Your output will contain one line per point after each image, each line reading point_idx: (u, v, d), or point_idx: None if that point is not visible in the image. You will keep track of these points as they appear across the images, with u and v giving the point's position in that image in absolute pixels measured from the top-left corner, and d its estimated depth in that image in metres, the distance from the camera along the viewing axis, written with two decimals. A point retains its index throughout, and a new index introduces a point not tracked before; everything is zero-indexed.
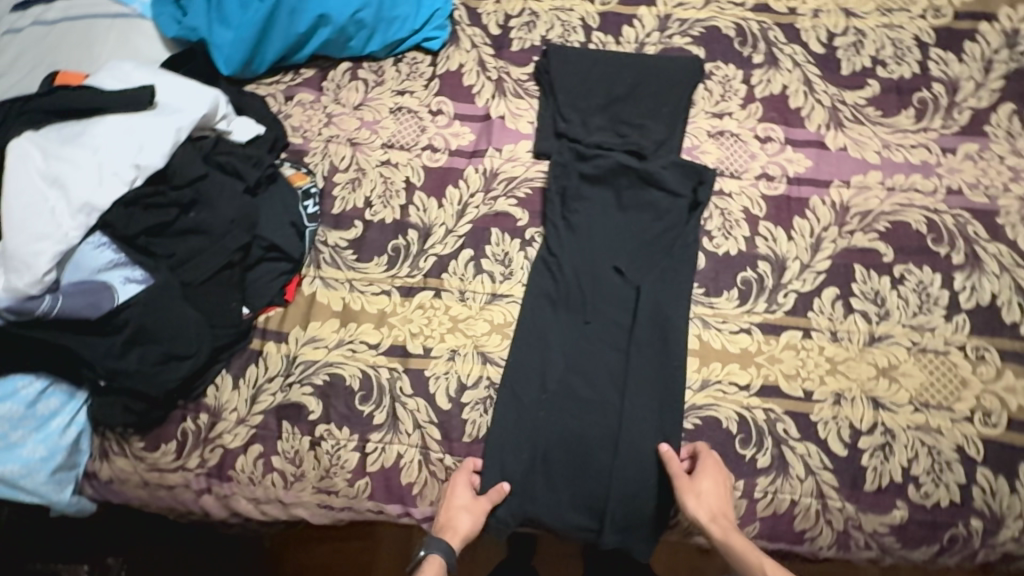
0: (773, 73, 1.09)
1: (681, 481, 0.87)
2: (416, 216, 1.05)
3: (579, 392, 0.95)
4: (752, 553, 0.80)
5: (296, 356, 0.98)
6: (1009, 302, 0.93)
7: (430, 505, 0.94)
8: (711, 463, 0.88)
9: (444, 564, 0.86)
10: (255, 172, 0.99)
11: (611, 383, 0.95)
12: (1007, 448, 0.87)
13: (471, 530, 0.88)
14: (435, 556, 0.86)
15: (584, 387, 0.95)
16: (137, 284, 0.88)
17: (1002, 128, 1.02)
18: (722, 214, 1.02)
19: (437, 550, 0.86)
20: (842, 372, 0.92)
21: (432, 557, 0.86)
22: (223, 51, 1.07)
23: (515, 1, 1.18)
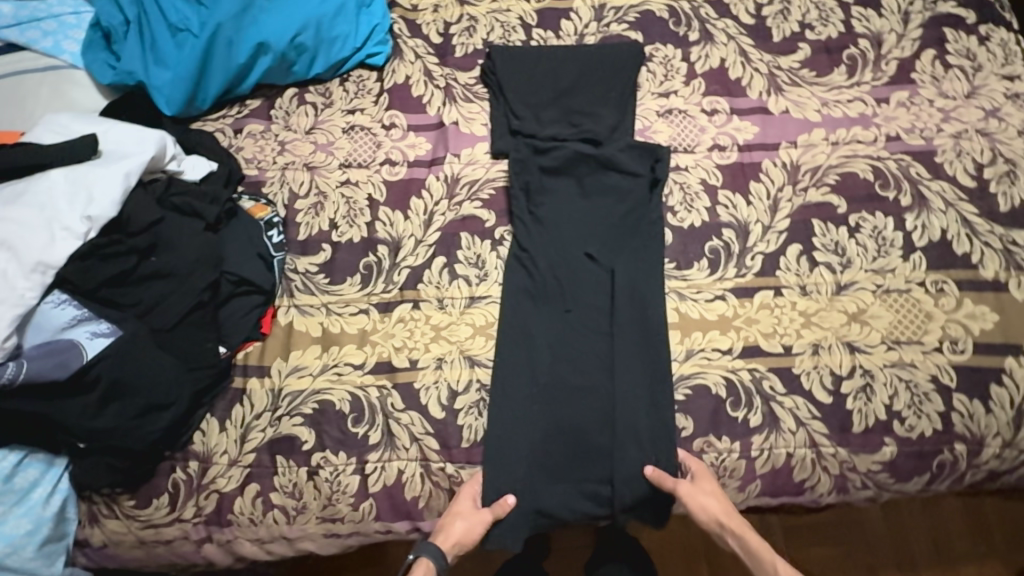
0: (710, 48, 1.13)
1: (686, 487, 0.89)
2: (384, 231, 1.05)
3: (570, 381, 0.96)
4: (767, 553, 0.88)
5: (281, 389, 0.97)
6: (958, 234, 0.98)
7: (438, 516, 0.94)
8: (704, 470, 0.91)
9: (433, 567, 0.87)
10: (214, 209, 0.97)
11: (600, 368, 0.96)
12: (978, 372, 0.92)
13: (464, 536, 0.88)
14: (424, 558, 0.87)
15: (574, 375, 0.96)
16: (104, 338, 0.85)
17: (927, 73, 1.08)
18: (682, 188, 1.05)
19: (427, 553, 0.87)
20: (816, 323, 0.96)
21: (421, 560, 0.87)
22: (164, 92, 1.05)
23: (452, 8, 1.19)
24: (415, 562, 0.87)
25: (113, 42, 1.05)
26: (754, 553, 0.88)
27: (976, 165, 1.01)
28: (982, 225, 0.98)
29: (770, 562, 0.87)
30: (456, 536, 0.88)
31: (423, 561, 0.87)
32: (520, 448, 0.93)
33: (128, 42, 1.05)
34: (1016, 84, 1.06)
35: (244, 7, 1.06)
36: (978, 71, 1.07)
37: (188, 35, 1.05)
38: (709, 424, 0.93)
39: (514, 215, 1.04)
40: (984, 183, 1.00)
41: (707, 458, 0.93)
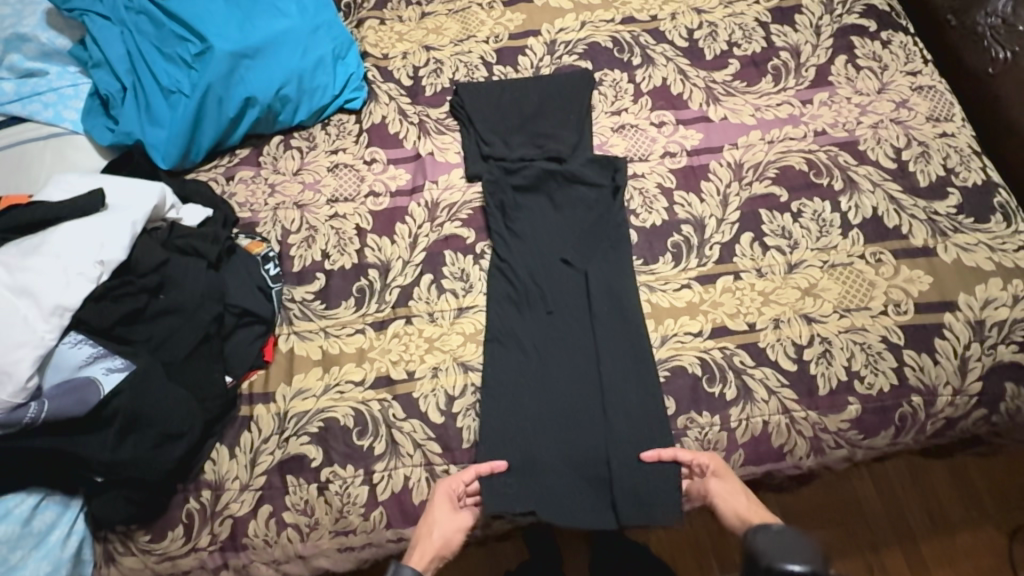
0: (652, 70, 1.27)
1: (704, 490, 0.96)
2: (373, 256, 1.14)
3: (560, 377, 1.03)
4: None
5: (287, 411, 1.02)
6: (888, 210, 1.10)
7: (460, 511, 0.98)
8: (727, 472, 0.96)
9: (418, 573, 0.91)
10: (215, 248, 1.04)
11: (587, 362, 1.04)
12: (922, 329, 1.01)
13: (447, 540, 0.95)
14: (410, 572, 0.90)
15: (563, 372, 1.04)
16: (119, 372, 0.90)
17: (842, 75, 1.22)
18: (641, 192, 1.16)
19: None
20: (775, 300, 1.05)
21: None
22: (160, 148, 1.14)
23: (419, 54, 1.32)
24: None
25: (111, 108, 1.14)
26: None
27: (894, 149, 1.15)
28: (907, 201, 1.10)
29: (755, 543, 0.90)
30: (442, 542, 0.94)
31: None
32: (520, 443, 1.00)
33: (125, 106, 1.14)
34: (919, 78, 1.21)
35: (232, 67, 1.15)
36: (885, 69, 1.22)
37: (180, 96, 1.14)
38: (691, 402, 1.01)
39: (492, 230, 1.13)
40: (903, 163, 1.14)
41: (691, 435, 1.00)
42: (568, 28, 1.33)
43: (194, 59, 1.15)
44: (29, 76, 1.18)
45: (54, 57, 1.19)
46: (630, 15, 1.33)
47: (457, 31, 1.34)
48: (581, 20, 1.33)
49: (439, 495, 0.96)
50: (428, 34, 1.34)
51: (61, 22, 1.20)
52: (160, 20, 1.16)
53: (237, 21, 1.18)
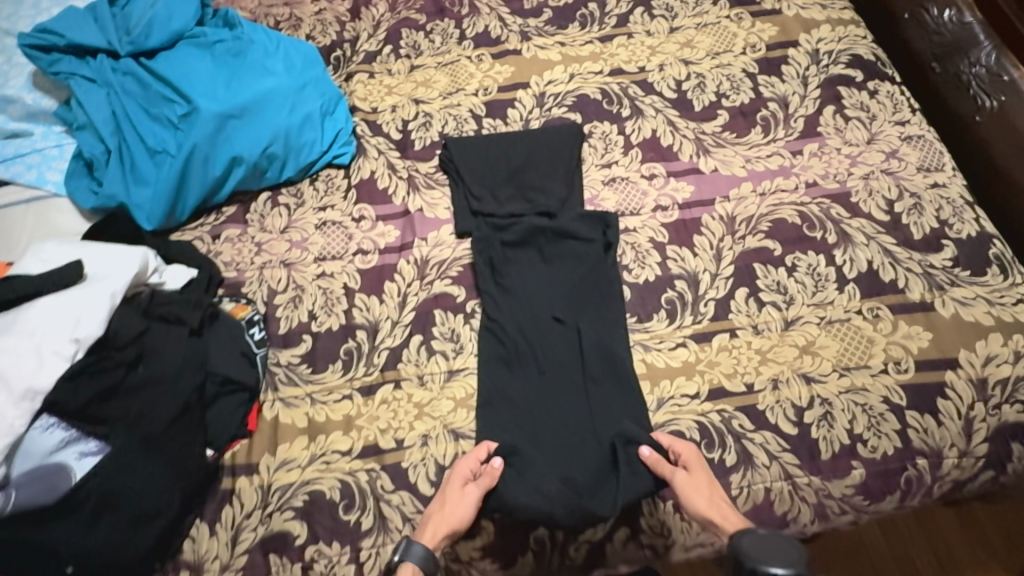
0: (641, 121, 1.27)
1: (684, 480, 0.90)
2: (361, 316, 1.11)
3: (555, 441, 0.99)
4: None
5: (271, 484, 0.98)
6: (883, 264, 1.08)
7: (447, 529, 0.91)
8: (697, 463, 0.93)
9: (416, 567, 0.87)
10: (197, 313, 1.01)
11: (582, 424, 0.99)
12: (924, 388, 0.99)
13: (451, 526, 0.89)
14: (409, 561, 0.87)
15: (558, 435, 0.99)
16: (92, 456, 0.87)
17: (831, 126, 1.22)
18: (633, 247, 1.14)
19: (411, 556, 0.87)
20: (772, 359, 1.03)
21: (407, 562, 0.87)
22: (144, 208, 1.12)
23: (408, 107, 1.32)
24: (399, 565, 0.87)
25: (95, 170, 1.12)
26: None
27: (887, 201, 1.14)
28: (902, 254, 1.09)
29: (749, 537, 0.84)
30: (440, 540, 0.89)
31: (407, 565, 0.87)
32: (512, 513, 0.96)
33: (109, 168, 1.12)
34: (907, 127, 1.21)
35: (219, 127, 1.15)
36: (874, 120, 1.22)
37: (166, 156, 1.13)
38: None
39: (480, 287, 1.11)
40: (897, 216, 1.13)
41: None
42: (557, 80, 1.33)
43: (180, 121, 1.14)
44: (13, 137, 1.16)
45: (39, 117, 1.18)
46: (618, 66, 1.34)
47: (446, 84, 1.34)
48: (569, 72, 1.34)
49: (457, 474, 0.94)
50: (417, 87, 1.34)
51: (47, 83, 1.20)
52: (146, 81, 1.15)
53: (224, 81, 1.18)
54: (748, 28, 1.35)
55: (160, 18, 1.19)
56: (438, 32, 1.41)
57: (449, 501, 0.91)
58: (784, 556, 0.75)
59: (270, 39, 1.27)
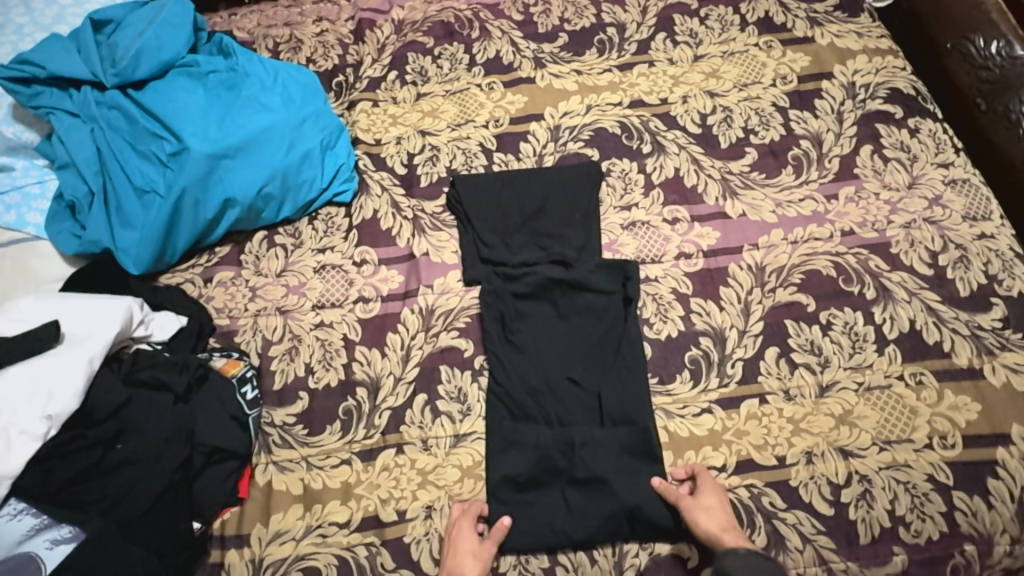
0: (663, 159, 1.18)
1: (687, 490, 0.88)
2: (361, 372, 1.03)
3: (577, 522, 0.90)
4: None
5: (262, 559, 0.91)
6: (926, 324, 1.00)
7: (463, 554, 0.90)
8: (711, 484, 0.90)
9: None
10: (184, 378, 0.95)
11: (607, 502, 0.90)
12: (972, 466, 0.91)
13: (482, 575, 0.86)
14: None
15: (579, 515, 0.90)
16: (65, 544, 0.81)
17: (868, 167, 1.14)
18: (654, 299, 1.06)
19: None
20: (806, 429, 0.95)
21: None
22: (131, 253, 1.05)
23: (414, 140, 1.23)
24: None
25: (78, 213, 1.05)
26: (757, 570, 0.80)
27: (930, 253, 1.06)
28: (947, 313, 1.01)
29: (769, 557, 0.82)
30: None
31: None
32: None
33: (93, 211, 1.05)
34: (951, 170, 1.12)
35: (210, 168, 1.07)
36: (914, 161, 1.14)
37: (154, 197, 1.06)
38: None
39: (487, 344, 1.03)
40: (940, 270, 1.04)
41: None
42: (573, 112, 1.25)
43: (170, 159, 1.07)
44: None
45: (20, 151, 1.10)
46: (639, 98, 1.25)
47: (455, 114, 1.26)
48: (586, 104, 1.25)
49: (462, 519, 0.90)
50: (423, 117, 1.26)
51: (28, 115, 1.12)
52: (134, 116, 1.09)
53: (217, 116, 1.11)
54: (778, 57, 1.26)
55: (149, 47, 1.12)
56: (447, 57, 1.33)
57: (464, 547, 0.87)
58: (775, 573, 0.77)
59: (268, 71, 1.19)
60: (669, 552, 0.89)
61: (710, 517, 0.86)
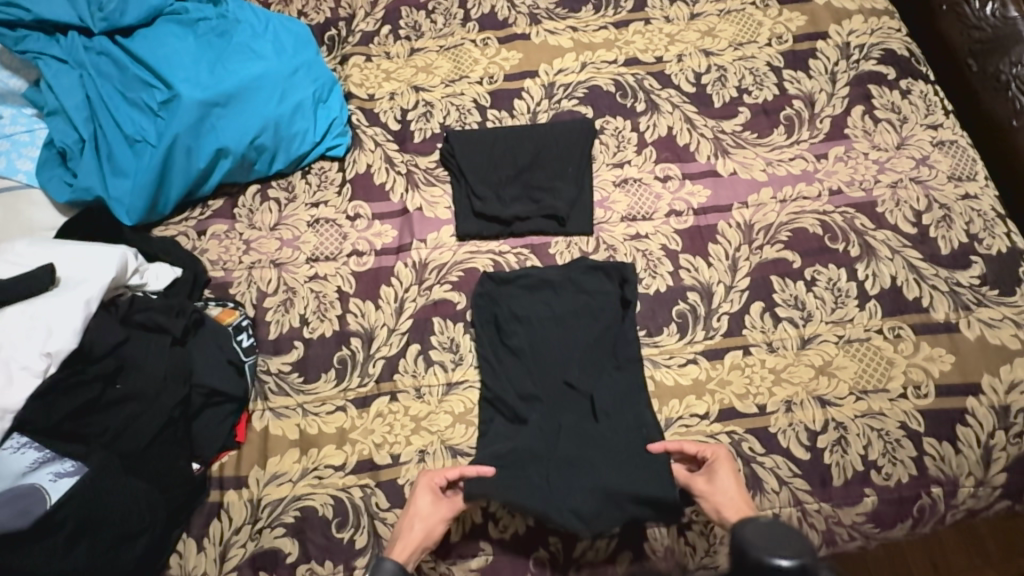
0: (657, 117, 1.18)
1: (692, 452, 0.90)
2: (355, 323, 1.05)
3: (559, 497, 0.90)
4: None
5: (261, 499, 0.94)
6: (907, 280, 1.03)
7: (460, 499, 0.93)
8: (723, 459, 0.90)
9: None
10: (181, 322, 0.96)
11: (591, 484, 0.90)
12: (943, 414, 0.95)
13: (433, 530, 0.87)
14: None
15: (568, 502, 0.89)
16: (69, 477, 0.84)
17: (859, 128, 1.15)
18: (644, 255, 1.08)
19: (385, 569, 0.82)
20: (786, 379, 0.98)
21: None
22: (124, 202, 1.05)
23: (408, 95, 1.22)
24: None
25: (69, 159, 1.05)
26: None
27: (914, 212, 1.08)
28: (928, 270, 1.03)
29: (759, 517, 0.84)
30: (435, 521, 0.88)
31: None
32: (512, 534, 0.92)
33: (84, 158, 1.04)
34: (940, 132, 1.14)
35: (202, 116, 1.07)
36: (904, 122, 1.15)
37: (146, 145, 1.06)
38: None
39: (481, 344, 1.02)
40: (923, 228, 1.06)
41: (696, 529, 0.92)
42: (567, 69, 1.24)
43: (161, 107, 1.06)
44: None
45: (8, 99, 1.09)
46: (634, 56, 1.24)
47: (449, 70, 1.25)
48: (581, 61, 1.25)
49: (421, 487, 0.90)
50: (417, 72, 1.25)
51: (13, 61, 1.10)
52: (123, 63, 1.07)
53: (207, 64, 1.10)
54: (775, 16, 1.26)
55: None
56: (441, 11, 1.31)
57: (419, 514, 0.88)
58: (792, 547, 0.62)
59: (259, 18, 1.18)
60: None
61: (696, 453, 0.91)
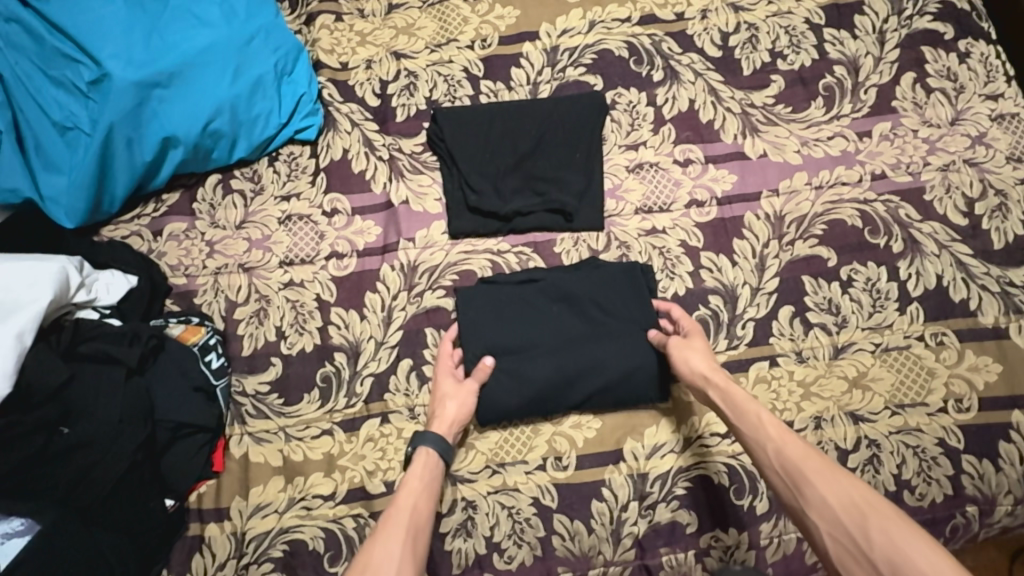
0: (676, 88, 1.02)
1: (679, 343, 0.85)
2: (339, 336, 0.94)
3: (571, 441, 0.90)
4: (750, 402, 0.79)
5: (245, 533, 0.86)
6: (954, 280, 0.92)
7: (458, 528, 0.87)
8: (695, 327, 0.88)
9: (434, 455, 0.83)
10: (136, 351, 0.85)
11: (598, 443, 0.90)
12: (984, 429, 0.87)
13: (458, 414, 0.86)
14: (426, 448, 0.83)
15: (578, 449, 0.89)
16: (19, 537, 0.77)
17: (908, 100, 1.00)
18: (661, 253, 0.96)
19: (427, 442, 0.83)
20: (817, 393, 0.90)
21: (421, 449, 0.83)
22: (60, 202, 0.90)
23: (387, 63, 1.05)
24: (414, 453, 0.83)
25: None
26: (737, 405, 0.79)
27: (966, 201, 0.95)
28: (978, 268, 0.92)
29: (751, 409, 0.78)
30: (450, 416, 0.85)
31: (424, 450, 0.83)
32: (518, 564, 0.86)
33: (5, 152, 0.89)
34: (1000, 103, 0.99)
35: (141, 99, 0.91)
36: (961, 92, 1.00)
37: (79, 134, 0.90)
38: (716, 516, 0.86)
39: (472, 333, 0.91)
40: (975, 219, 0.94)
41: (715, 554, 0.85)
42: (573, 30, 1.06)
43: (91, 88, 0.90)
44: None
45: None
46: (650, 12, 1.06)
47: (434, 32, 1.06)
48: (589, 19, 1.06)
49: (439, 371, 0.89)
50: (397, 34, 1.06)
51: None
52: (40, 34, 0.90)
53: (142, 34, 0.92)
54: None
55: None
56: None
57: (448, 395, 0.87)
58: None
59: None
60: (668, 519, 0.86)
61: (701, 368, 0.83)
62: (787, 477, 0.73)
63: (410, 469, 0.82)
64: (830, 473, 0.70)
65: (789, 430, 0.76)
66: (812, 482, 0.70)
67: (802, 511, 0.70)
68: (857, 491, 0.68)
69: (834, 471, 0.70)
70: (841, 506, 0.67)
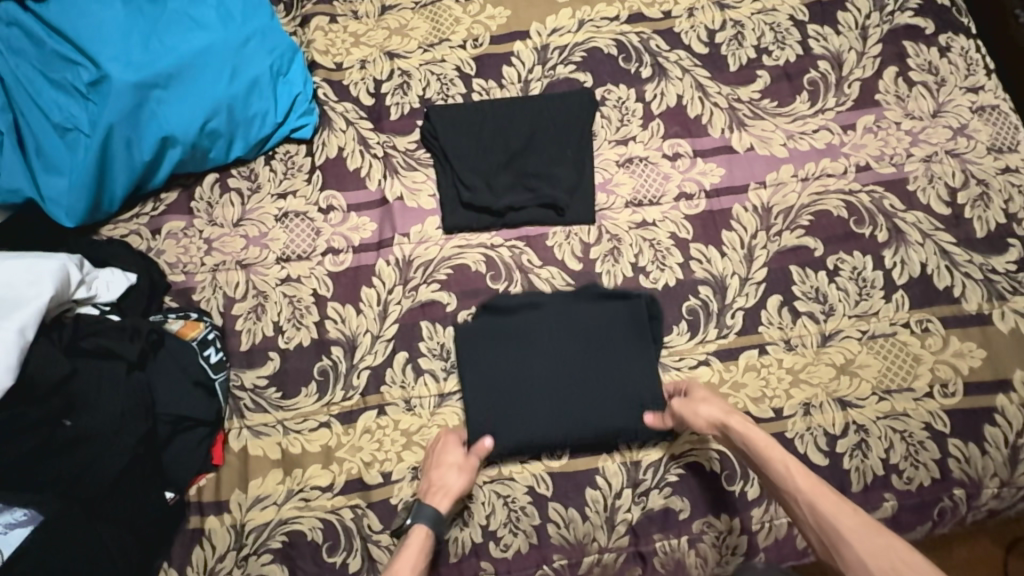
0: (664, 85, 1.05)
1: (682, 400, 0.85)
2: (335, 330, 0.96)
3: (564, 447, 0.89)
4: (774, 451, 0.79)
5: (244, 525, 0.87)
6: (938, 268, 0.94)
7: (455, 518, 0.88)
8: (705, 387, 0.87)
9: (429, 536, 0.82)
10: (136, 344, 0.87)
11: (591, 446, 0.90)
12: (970, 414, 0.89)
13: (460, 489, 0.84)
14: (421, 525, 0.82)
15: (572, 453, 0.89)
16: (21, 528, 0.77)
17: (891, 93, 1.02)
18: (652, 245, 0.98)
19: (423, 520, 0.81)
20: (805, 380, 0.91)
21: (418, 527, 0.82)
22: (61, 202, 0.92)
23: (381, 63, 1.07)
24: (411, 529, 0.82)
25: None
26: (759, 452, 0.80)
27: (949, 191, 0.97)
28: (961, 256, 0.95)
29: (777, 456, 0.78)
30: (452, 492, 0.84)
31: (418, 530, 0.81)
32: (514, 553, 0.87)
33: (7, 154, 0.91)
34: (981, 95, 1.01)
35: (139, 99, 0.93)
36: (942, 85, 1.02)
37: (78, 135, 0.92)
38: (708, 503, 0.88)
39: (470, 342, 0.93)
40: (958, 209, 0.97)
41: (709, 540, 0.86)
42: (563, 29, 1.08)
43: (90, 89, 0.92)
44: None
45: None
46: (638, 11, 1.09)
47: (426, 32, 1.09)
48: (578, 18, 1.09)
49: (443, 446, 0.87)
50: (390, 35, 1.08)
51: None
52: (40, 37, 0.92)
53: (141, 36, 0.94)
54: None
55: None
56: None
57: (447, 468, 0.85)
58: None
59: None
60: (661, 506, 0.88)
61: (715, 416, 0.83)
62: (823, 532, 0.73)
63: (404, 549, 0.80)
64: (867, 529, 0.71)
65: (817, 477, 0.77)
66: (849, 542, 0.71)
67: (841, 567, 0.71)
68: (895, 548, 0.68)
69: (872, 526, 0.71)
70: (879, 564, 0.68)
